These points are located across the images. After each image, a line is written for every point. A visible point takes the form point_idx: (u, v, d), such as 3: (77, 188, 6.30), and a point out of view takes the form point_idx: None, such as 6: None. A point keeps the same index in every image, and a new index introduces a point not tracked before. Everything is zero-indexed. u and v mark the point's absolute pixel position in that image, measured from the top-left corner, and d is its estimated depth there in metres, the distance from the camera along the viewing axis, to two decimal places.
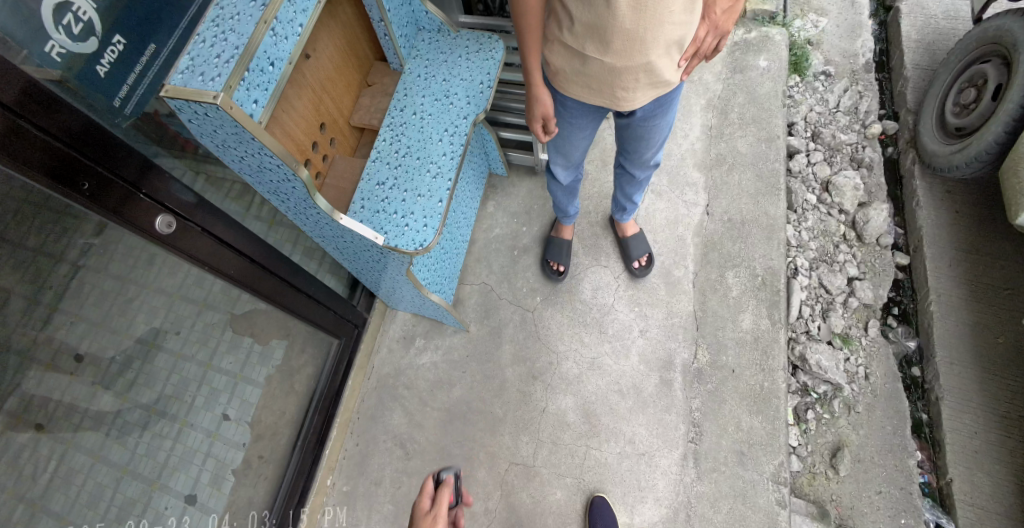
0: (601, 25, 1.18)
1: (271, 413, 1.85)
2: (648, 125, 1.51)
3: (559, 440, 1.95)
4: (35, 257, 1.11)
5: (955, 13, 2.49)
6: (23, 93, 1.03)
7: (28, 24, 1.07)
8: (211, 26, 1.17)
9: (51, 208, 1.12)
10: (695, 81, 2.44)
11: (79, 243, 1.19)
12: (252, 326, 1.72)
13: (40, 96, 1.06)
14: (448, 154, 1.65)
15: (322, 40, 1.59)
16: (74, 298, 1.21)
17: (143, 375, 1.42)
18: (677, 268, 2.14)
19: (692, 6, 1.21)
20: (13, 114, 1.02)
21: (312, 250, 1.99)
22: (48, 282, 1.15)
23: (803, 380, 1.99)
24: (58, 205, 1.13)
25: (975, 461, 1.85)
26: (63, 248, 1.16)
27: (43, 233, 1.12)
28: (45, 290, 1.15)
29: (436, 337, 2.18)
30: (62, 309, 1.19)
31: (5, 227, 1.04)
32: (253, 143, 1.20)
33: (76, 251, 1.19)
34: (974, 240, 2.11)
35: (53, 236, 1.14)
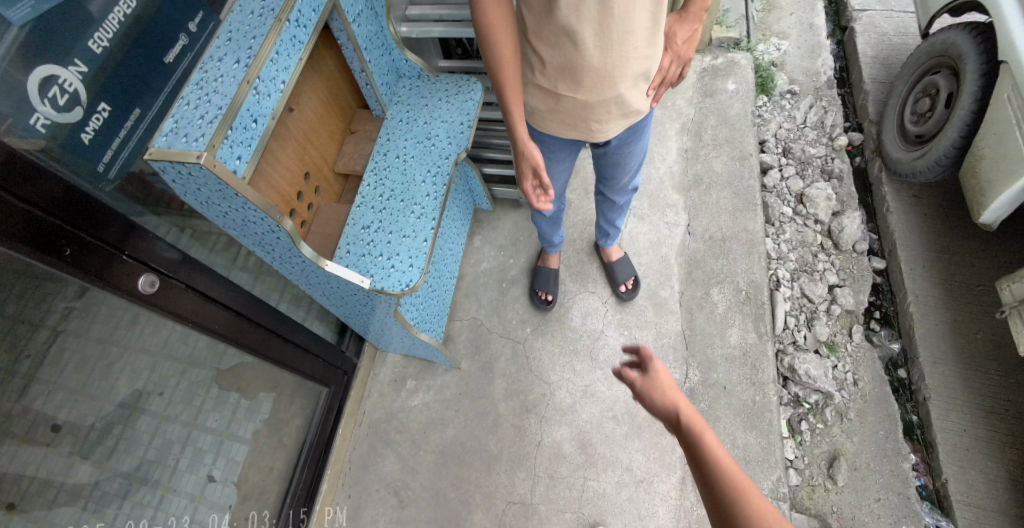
0: (570, 64, 1.21)
1: (259, 470, 1.79)
2: (622, 152, 1.53)
3: (557, 474, 1.91)
4: (14, 325, 1.07)
5: (906, 29, 2.60)
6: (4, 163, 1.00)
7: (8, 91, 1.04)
8: (195, 89, 1.16)
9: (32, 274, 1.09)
10: (667, 107, 2.49)
11: (61, 306, 1.16)
12: (239, 380, 1.68)
13: (23, 167, 1.03)
14: (432, 194, 1.65)
15: (305, 93, 1.60)
16: (53, 365, 1.16)
17: (124, 440, 1.36)
18: (663, 289, 2.15)
19: (655, 39, 1.24)
20: None
21: (299, 297, 1.96)
22: (26, 350, 1.11)
23: (795, 391, 2.00)
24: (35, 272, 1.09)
25: (968, 459, 1.87)
26: (43, 313, 1.12)
27: (23, 299, 1.08)
28: (22, 360, 1.10)
29: (428, 377, 2.14)
30: (39, 379, 1.14)
31: None
32: (236, 199, 1.18)
33: (55, 315, 1.15)
34: (943, 240, 2.17)
35: (31, 302, 1.10)
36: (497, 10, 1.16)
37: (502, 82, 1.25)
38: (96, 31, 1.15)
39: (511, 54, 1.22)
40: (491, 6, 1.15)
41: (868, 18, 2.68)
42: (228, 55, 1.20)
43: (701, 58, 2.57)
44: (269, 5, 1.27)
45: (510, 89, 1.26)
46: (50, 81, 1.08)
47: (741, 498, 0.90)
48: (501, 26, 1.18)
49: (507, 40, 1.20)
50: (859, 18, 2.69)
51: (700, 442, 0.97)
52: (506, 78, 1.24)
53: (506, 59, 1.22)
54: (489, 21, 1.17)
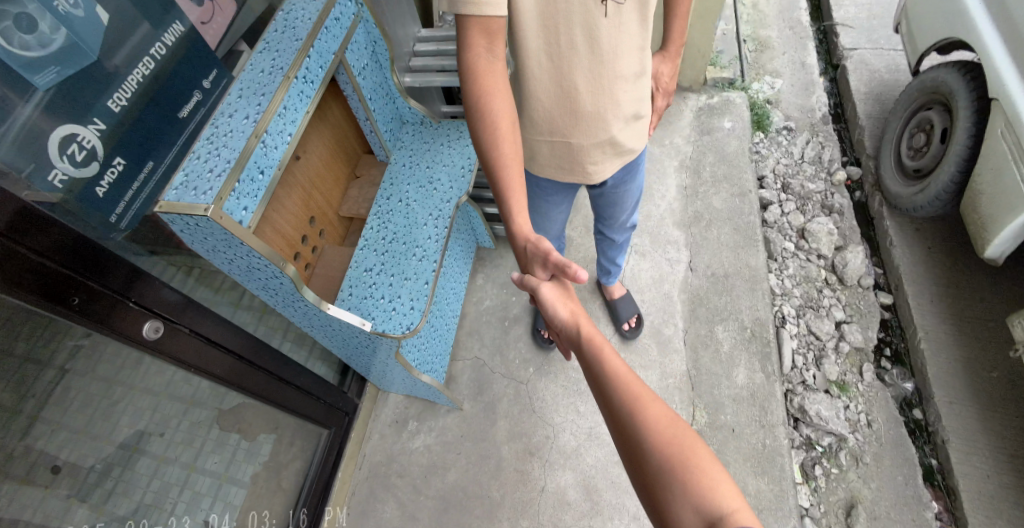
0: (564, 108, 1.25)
1: (257, 516, 1.75)
2: (618, 192, 1.55)
3: (561, 521, 1.85)
4: (22, 363, 1.09)
5: (897, 66, 2.66)
6: (17, 215, 1.02)
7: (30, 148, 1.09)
8: (205, 143, 1.21)
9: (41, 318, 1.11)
10: (666, 145, 2.53)
11: (68, 345, 1.18)
12: (240, 422, 1.67)
13: (35, 220, 1.05)
14: (433, 237, 1.67)
15: (312, 142, 1.66)
16: (57, 404, 1.17)
17: (121, 483, 1.35)
18: (667, 326, 2.13)
19: (643, 82, 1.29)
20: (6, 238, 1.01)
21: (303, 336, 1.97)
22: (33, 389, 1.12)
23: (806, 433, 1.93)
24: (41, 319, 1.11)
25: (994, 507, 1.78)
26: (51, 353, 1.14)
27: (31, 338, 1.10)
28: (27, 399, 1.11)
29: (429, 419, 2.11)
30: (43, 418, 1.14)
31: None
32: (241, 247, 1.21)
33: (63, 354, 1.17)
34: (951, 276, 2.14)
35: (40, 343, 1.12)
36: (492, 68, 1.07)
37: (494, 140, 1.10)
38: (116, 91, 1.22)
39: (504, 112, 1.10)
40: (488, 73, 1.07)
41: (858, 56, 2.75)
42: (238, 111, 1.26)
43: (697, 98, 2.64)
44: (278, 63, 1.34)
45: (503, 147, 1.10)
46: (70, 138, 1.13)
47: (642, 421, 0.80)
48: (494, 83, 1.08)
49: (505, 105, 1.10)
50: (851, 56, 2.76)
51: (607, 369, 0.89)
52: (499, 136, 1.10)
53: (499, 116, 1.09)
54: (483, 78, 1.07)
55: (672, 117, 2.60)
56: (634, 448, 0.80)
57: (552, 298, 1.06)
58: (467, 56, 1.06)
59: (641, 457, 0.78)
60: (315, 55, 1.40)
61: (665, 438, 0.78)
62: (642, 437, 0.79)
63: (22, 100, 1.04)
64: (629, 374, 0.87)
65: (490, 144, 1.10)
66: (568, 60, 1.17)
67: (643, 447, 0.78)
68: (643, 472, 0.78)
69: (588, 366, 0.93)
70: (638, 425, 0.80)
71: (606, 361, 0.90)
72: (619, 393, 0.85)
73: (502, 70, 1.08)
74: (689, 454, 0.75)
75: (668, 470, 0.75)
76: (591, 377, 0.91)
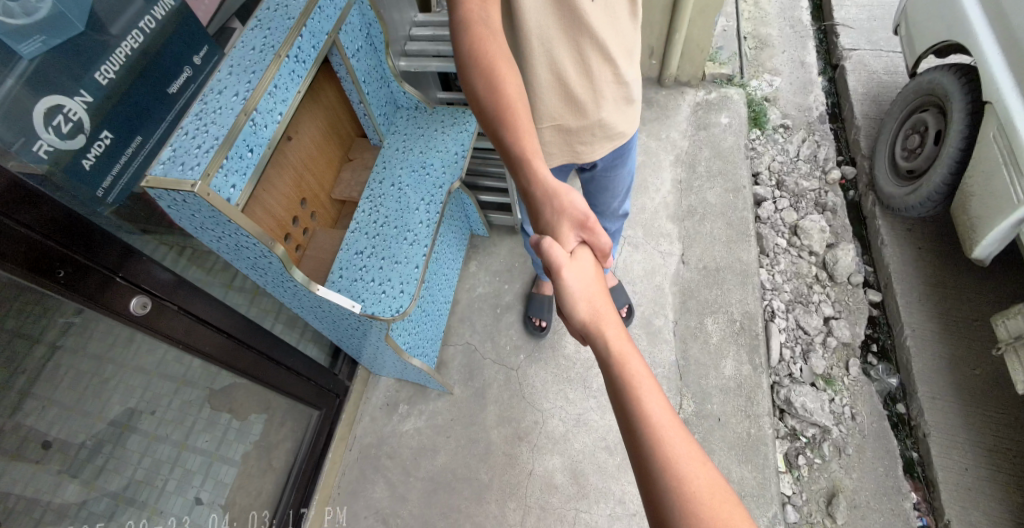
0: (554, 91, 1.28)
1: (246, 494, 1.77)
2: (609, 176, 1.57)
3: (548, 505, 1.88)
4: (12, 339, 1.09)
5: (895, 68, 2.67)
6: (7, 189, 1.03)
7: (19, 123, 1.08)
8: (194, 119, 1.21)
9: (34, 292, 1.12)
10: (662, 139, 2.54)
11: (59, 322, 1.18)
12: (232, 402, 1.69)
13: (21, 192, 1.06)
14: (425, 222, 1.68)
15: (303, 122, 1.66)
16: (48, 381, 1.18)
17: (113, 460, 1.36)
18: (657, 318, 2.15)
19: (630, 66, 1.32)
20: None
21: (294, 320, 1.97)
22: (23, 366, 1.13)
23: (791, 425, 1.97)
24: (32, 295, 1.11)
25: (970, 499, 1.82)
26: (41, 328, 1.15)
27: (23, 316, 1.11)
28: (18, 375, 1.12)
29: (420, 402, 2.13)
30: (34, 395, 1.16)
31: None
32: (229, 225, 1.22)
33: (54, 331, 1.18)
34: (940, 273, 2.17)
35: (31, 317, 1.12)
36: (492, 41, 1.09)
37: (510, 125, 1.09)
38: (103, 63, 1.21)
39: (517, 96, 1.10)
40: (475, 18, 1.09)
41: (858, 56, 2.75)
42: (228, 88, 1.26)
43: (695, 93, 2.64)
44: (271, 42, 1.33)
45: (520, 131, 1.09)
46: (55, 110, 1.13)
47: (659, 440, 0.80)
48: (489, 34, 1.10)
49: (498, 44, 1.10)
50: (849, 56, 2.76)
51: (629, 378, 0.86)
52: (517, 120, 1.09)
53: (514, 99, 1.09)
54: (490, 58, 1.09)
55: (669, 110, 2.60)
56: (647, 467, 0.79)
57: (574, 283, 1.01)
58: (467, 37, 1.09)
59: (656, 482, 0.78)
60: (307, 35, 1.40)
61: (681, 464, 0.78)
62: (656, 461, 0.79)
63: (6, 70, 1.04)
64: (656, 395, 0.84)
65: (506, 123, 1.09)
66: (558, 44, 1.21)
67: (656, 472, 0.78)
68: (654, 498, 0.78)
69: (607, 368, 0.90)
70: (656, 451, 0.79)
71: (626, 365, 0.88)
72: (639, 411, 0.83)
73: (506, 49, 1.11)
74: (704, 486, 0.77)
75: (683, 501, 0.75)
76: (610, 380, 0.88)
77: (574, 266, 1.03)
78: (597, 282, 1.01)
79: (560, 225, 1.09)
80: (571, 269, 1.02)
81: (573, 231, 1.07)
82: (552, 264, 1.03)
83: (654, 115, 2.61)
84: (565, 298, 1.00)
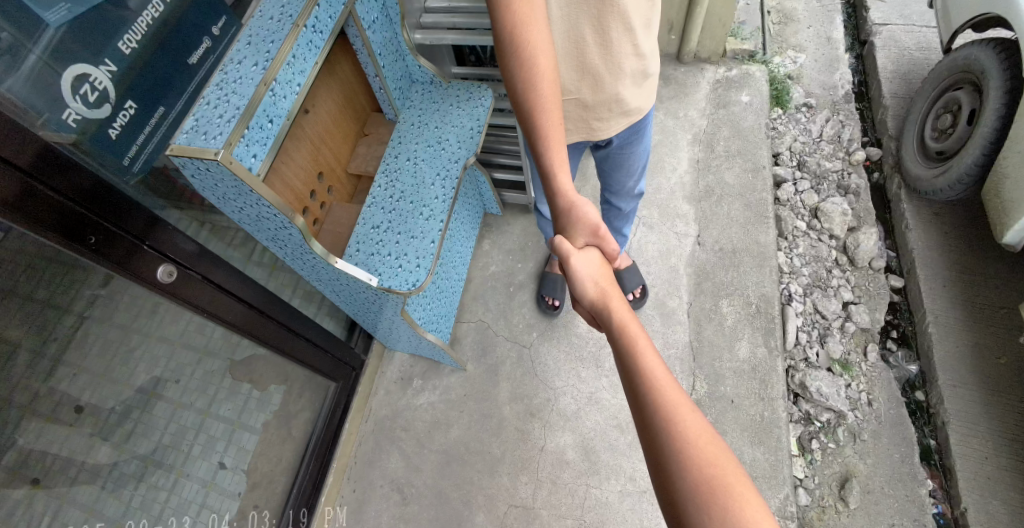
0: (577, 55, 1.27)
1: (267, 460, 1.85)
2: (625, 152, 1.56)
3: (559, 479, 1.91)
4: (44, 309, 1.16)
5: (928, 44, 2.57)
6: (38, 157, 1.07)
7: (47, 94, 1.11)
8: (215, 89, 1.25)
9: (62, 260, 1.17)
10: (681, 118, 2.50)
11: (87, 294, 1.24)
12: (252, 372, 1.75)
13: (54, 159, 1.10)
14: (441, 197, 1.70)
15: (320, 96, 1.68)
16: (78, 348, 1.25)
17: (141, 424, 1.44)
18: (671, 299, 2.14)
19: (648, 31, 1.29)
20: (25, 176, 1.06)
21: (311, 294, 2.02)
22: (54, 333, 1.19)
23: (805, 409, 1.95)
24: (67, 257, 1.17)
25: (988, 487, 1.79)
26: (70, 299, 1.20)
27: (53, 287, 1.16)
28: (50, 342, 1.19)
29: (434, 378, 2.17)
30: (65, 362, 1.22)
31: (14, 283, 1.08)
32: (250, 195, 1.25)
33: (82, 302, 1.23)
34: (967, 259, 2.11)
35: (61, 287, 1.18)
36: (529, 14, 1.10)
37: (533, 94, 1.14)
38: (125, 33, 1.24)
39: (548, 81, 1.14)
40: None
41: (888, 32, 2.65)
42: (247, 59, 1.28)
43: (715, 70, 2.59)
44: (288, 12, 1.35)
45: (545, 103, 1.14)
46: (82, 79, 1.16)
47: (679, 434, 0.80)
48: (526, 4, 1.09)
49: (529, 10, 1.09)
50: (879, 32, 2.66)
51: (643, 373, 0.86)
52: (541, 92, 1.13)
53: (543, 75, 1.13)
54: (524, 25, 1.10)
55: (688, 89, 2.56)
56: (663, 463, 0.79)
57: (582, 269, 1.07)
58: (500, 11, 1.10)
59: (673, 481, 0.78)
60: (324, 6, 1.41)
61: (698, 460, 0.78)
62: (673, 455, 0.78)
63: (31, 41, 1.08)
64: (668, 380, 0.85)
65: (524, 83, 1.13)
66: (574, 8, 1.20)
67: (674, 468, 0.78)
68: (673, 500, 0.77)
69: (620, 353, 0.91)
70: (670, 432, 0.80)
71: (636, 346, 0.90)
72: (654, 403, 0.83)
73: (543, 27, 1.12)
74: (734, 491, 0.75)
75: (705, 503, 0.74)
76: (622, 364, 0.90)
77: (582, 257, 1.09)
78: (606, 274, 1.06)
79: (568, 228, 1.15)
80: (580, 257, 1.09)
81: (582, 234, 1.13)
82: (563, 255, 1.09)
83: (672, 93, 2.56)
84: (578, 287, 1.06)
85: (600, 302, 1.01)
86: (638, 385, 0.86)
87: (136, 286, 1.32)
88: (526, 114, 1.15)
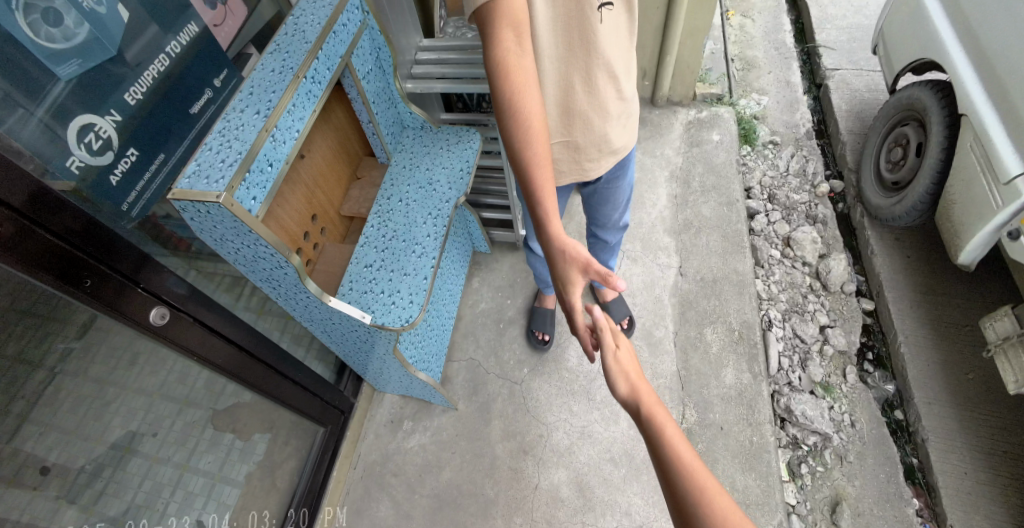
0: (567, 102, 1.35)
1: (249, 515, 1.76)
2: (611, 188, 1.63)
3: (554, 519, 1.87)
4: (12, 365, 1.07)
5: (877, 86, 2.79)
6: (32, 197, 1.04)
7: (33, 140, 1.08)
8: (217, 136, 1.25)
9: (38, 311, 1.10)
10: (657, 155, 2.61)
11: (59, 347, 1.16)
12: (234, 422, 1.68)
13: (49, 200, 1.07)
14: (432, 235, 1.72)
15: (315, 140, 1.70)
16: (47, 405, 1.16)
17: (112, 484, 1.35)
18: (657, 329, 2.18)
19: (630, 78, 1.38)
20: (19, 216, 1.03)
21: (299, 337, 1.98)
22: (23, 390, 1.10)
23: (793, 433, 1.98)
24: (45, 307, 1.11)
25: (970, 502, 1.84)
26: (42, 353, 1.12)
27: (24, 340, 1.08)
28: (17, 400, 1.10)
29: (425, 419, 2.12)
30: (32, 419, 1.13)
31: None
32: (249, 235, 1.25)
33: (55, 356, 1.15)
34: (929, 281, 2.23)
35: (33, 341, 1.10)
36: (522, 68, 1.12)
37: (528, 144, 1.14)
38: (132, 85, 1.26)
39: (540, 129, 1.15)
40: (509, 56, 1.10)
41: (840, 76, 2.87)
42: (249, 107, 1.31)
43: (686, 112, 2.74)
44: (289, 64, 1.38)
45: (538, 153, 1.15)
46: (87, 128, 1.17)
47: (664, 436, 0.93)
48: (519, 65, 1.11)
49: (522, 71, 1.12)
50: (833, 76, 2.88)
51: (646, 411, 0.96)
52: (534, 141, 1.14)
53: (534, 123, 1.14)
54: (517, 81, 1.12)
55: (663, 129, 2.69)
56: None
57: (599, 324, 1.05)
58: (493, 52, 1.10)
59: (668, 471, 0.91)
60: (323, 57, 1.45)
61: (677, 455, 0.91)
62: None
63: (36, 101, 1.08)
64: (676, 433, 0.93)
65: (519, 134, 1.14)
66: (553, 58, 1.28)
67: None
68: (670, 486, 0.90)
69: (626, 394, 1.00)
70: (659, 437, 0.93)
71: (627, 374, 1.01)
72: (669, 454, 0.92)
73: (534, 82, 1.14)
74: (720, 502, 0.86)
75: None
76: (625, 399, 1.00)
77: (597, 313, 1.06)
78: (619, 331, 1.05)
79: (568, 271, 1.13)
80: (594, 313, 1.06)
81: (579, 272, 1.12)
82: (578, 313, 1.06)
83: (648, 133, 2.69)
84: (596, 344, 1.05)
85: (616, 361, 1.02)
86: (662, 455, 0.92)
87: (119, 332, 1.27)
88: (520, 162, 1.15)
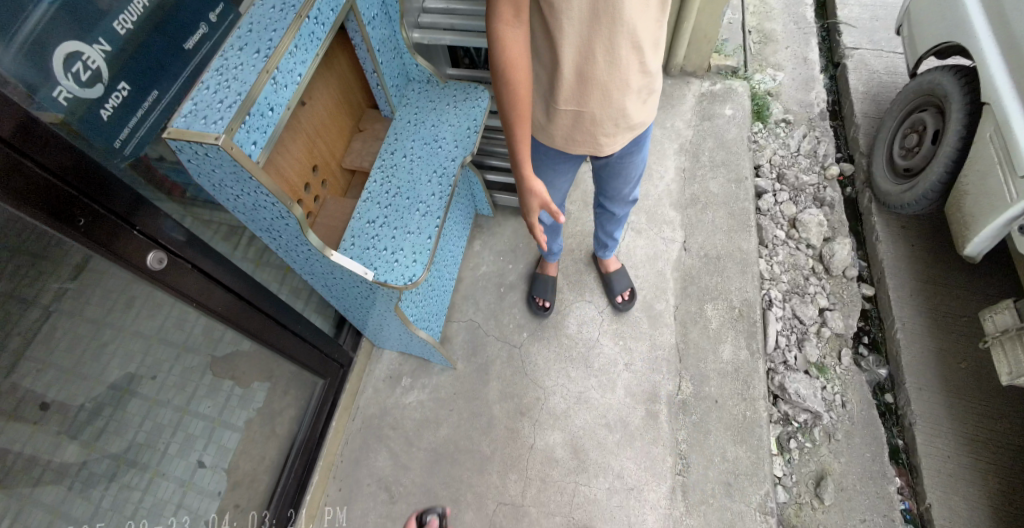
0: (587, 74, 1.30)
1: (249, 459, 1.81)
2: (624, 163, 1.61)
3: (548, 477, 1.92)
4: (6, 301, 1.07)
5: (895, 68, 2.74)
6: (21, 129, 1.02)
7: (26, 72, 1.05)
8: (215, 75, 1.23)
9: (31, 250, 1.09)
10: (667, 127, 2.59)
11: (54, 286, 1.15)
12: (234, 369, 1.70)
13: (39, 133, 1.05)
14: (436, 193, 1.70)
15: (318, 88, 1.67)
16: (45, 343, 1.16)
17: (113, 423, 1.37)
18: (658, 301, 2.20)
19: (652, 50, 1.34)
20: (10, 149, 1.01)
21: (298, 290, 1.98)
22: (19, 326, 1.11)
23: (784, 410, 2.02)
24: (36, 246, 1.10)
25: (950, 484, 1.89)
26: (36, 292, 1.12)
27: (16, 277, 1.08)
28: (12, 337, 1.10)
29: (423, 376, 2.15)
30: (29, 357, 1.14)
31: None
32: (249, 182, 1.24)
33: (49, 295, 1.15)
34: (931, 270, 2.24)
35: (26, 279, 1.09)
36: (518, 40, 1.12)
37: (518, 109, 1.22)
38: (121, 13, 1.22)
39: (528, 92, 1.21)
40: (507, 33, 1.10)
41: (859, 56, 2.82)
42: (248, 46, 1.27)
43: (700, 84, 2.69)
44: (290, 2, 1.36)
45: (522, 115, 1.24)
46: (74, 57, 1.13)
47: None
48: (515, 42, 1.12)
49: (515, 43, 1.12)
50: (851, 55, 2.83)
51: None
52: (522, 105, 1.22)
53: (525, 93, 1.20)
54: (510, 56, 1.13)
55: (675, 100, 2.66)
56: None
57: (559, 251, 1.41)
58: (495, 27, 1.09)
59: None
60: None
61: None
62: None
63: (19, 24, 1.04)
64: None
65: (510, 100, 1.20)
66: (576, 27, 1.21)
67: None
68: None
69: None
70: None
71: None
72: None
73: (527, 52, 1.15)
74: None
75: None
76: None
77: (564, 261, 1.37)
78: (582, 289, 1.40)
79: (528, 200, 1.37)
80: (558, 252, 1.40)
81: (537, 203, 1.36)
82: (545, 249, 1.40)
83: (660, 104, 2.66)
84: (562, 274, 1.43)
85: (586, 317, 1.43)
86: None
87: (113, 276, 1.26)
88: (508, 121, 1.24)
